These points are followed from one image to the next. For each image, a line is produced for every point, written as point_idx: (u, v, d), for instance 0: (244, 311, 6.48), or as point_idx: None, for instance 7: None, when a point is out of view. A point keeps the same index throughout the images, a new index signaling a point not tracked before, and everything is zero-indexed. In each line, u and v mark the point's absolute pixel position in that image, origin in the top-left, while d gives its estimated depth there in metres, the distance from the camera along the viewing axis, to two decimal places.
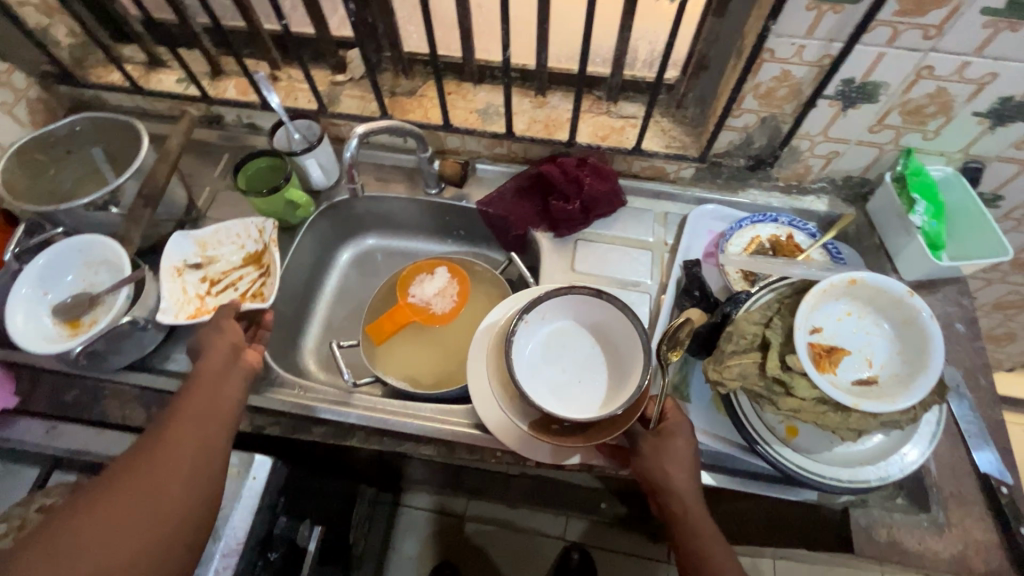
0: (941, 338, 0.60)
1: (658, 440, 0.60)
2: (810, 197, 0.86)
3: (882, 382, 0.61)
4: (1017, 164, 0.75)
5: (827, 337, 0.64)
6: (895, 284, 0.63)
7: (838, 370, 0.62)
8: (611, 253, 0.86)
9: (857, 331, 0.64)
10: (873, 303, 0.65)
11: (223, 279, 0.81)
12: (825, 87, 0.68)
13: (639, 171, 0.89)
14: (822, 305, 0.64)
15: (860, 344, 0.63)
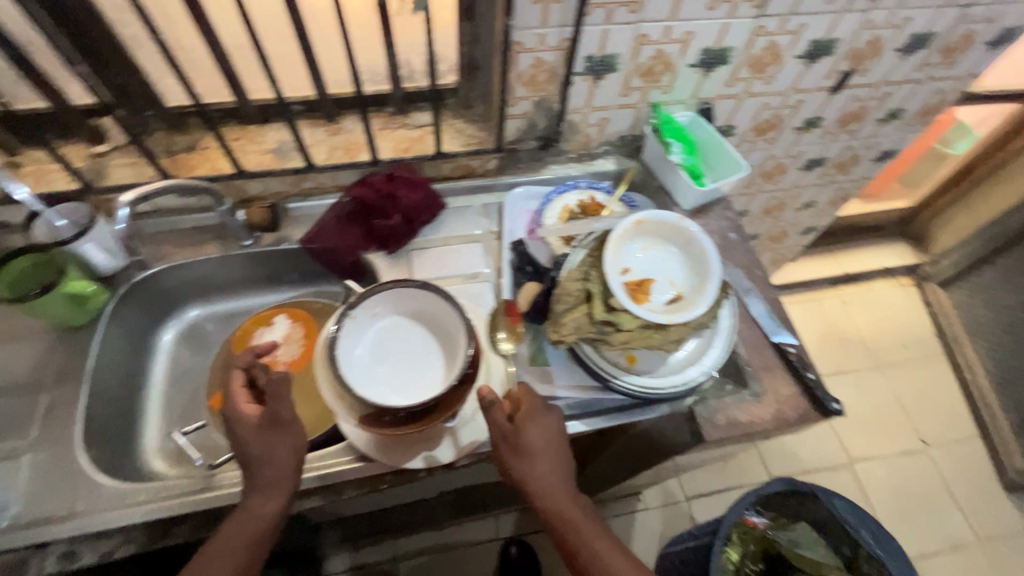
0: (712, 247, 0.73)
1: (513, 436, 0.64)
2: (599, 160, 0.99)
3: (687, 296, 0.72)
4: (733, 99, 0.93)
5: (635, 273, 0.74)
6: (668, 214, 0.75)
7: (652, 297, 0.72)
8: (445, 254, 0.89)
9: (656, 261, 0.75)
10: (659, 235, 0.76)
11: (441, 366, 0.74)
12: (574, 64, 0.78)
13: (450, 173, 0.94)
14: (623, 248, 0.74)
15: (662, 271, 0.74)
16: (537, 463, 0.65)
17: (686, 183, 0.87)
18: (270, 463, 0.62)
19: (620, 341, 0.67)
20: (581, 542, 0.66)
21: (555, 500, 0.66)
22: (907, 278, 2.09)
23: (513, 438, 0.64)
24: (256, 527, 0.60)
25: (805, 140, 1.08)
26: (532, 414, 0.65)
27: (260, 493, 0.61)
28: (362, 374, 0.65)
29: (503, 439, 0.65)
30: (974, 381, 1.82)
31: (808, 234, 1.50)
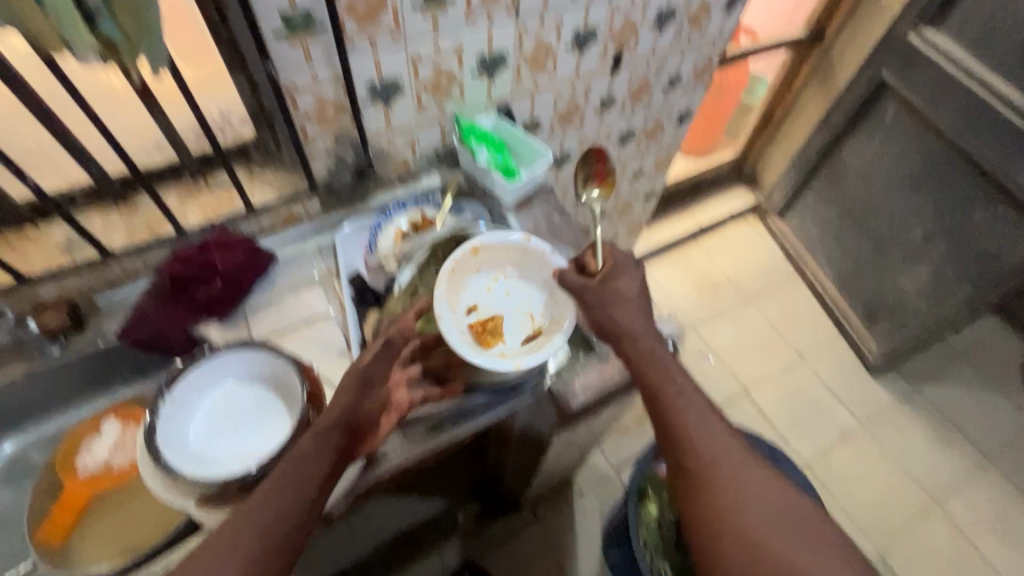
0: (560, 263, 0.78)
1: (603, 293, 0.72)
2: (424, 177, 1.00)
3: (544, 329, 0.77)
4: (527, 95, 1.00)
5: (484, 311, 0.78)
6: (511, 238, 0.79)
7: (505, 337, 0.76)
8: (285, 305, 0.87)
9: (508, 292, 0.80)
10: (508, 264, 0.81)
11: None
12: (356, 92, 0.80)
13: (274, 223, 0.92)
14: (464, 286, 0.78)
15: (514, 301, 0.79)
16: (631, 319, 0.71)
17: (499, 181, 0.92)
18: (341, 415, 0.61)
19: (440, 352, 0.71)
20: (686, 432, 0.69)
21: (654, 363, 0.70)
22: (752, 216, 2.34)
23: (604, 291, 0.72)
24: (310, 470, 0.57)
25: (608, 118, 1.19)
26: (618, 270, 0.73)
27: (318, 432, 0.59)
28: (197, 457, 0.61)
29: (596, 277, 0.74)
30: (824, 289, 2.08)
31: (650, 199, 1.64)
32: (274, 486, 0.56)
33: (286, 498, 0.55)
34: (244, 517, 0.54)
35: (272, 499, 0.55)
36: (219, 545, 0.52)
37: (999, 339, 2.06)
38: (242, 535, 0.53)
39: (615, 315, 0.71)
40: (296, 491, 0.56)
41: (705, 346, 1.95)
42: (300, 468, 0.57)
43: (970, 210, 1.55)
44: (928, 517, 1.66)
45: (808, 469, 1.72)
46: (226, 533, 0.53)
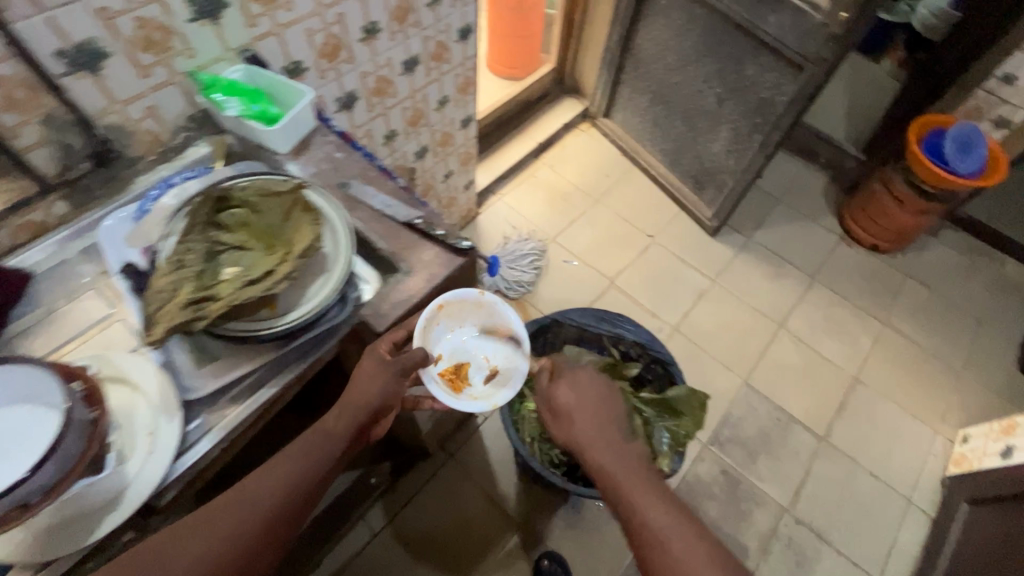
0: (510, 313, 1.05)
1: (567, 423, 0.94)
2: (190, 149, 0.93)
3: (498, 365, 1.07)
4: (272, 36, 0.94)
5: (449, 358, 1.03)
6: (468, 294, 0.97)
7: (469, 378, 1.03)
8: (60, 319, 0.78)
9: (465, 337, 1.05)
10: (460, 313, 1.02)
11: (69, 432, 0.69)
12: (43, 65, 0.71)
13: (16, 238, 0.82)
14: (436, 339, 0.99)
15: (474, 349, 1.07)
16: (573, 415, 0.93)
17: (256, 128, 0.87)
18: (359, 395, 0.77)
19: (216, 309, 0.66)
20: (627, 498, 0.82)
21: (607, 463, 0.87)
22: (585, 123, 2.44)
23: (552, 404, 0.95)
24: (329, 441, 0.75)
25: (380, 47, 1.16)
26: (560, 399, 0.96)
27: (337, 415, 0.77)
28: None
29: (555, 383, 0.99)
30: (659, 172, 2.25)
31: (468, 125, 1.65)
32: (300, 455, 0.73)
33: (306, 462, 0.73)
34: (263, 477, 0.70)
35: (293, 468, 0.72)
36: (226, 503, 0.67)
37: (805, 175, 2.37)
38: (259, 486, 0.69)
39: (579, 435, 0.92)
40: (317, 461, 0.74)
41: (568, 253, 2.06)
42: (322, 441, 0.75)
43: (743, 64, 1.73)
44: (777, 338, 1.93)
45: (678, 332, 1.92)
46: (233, 495, 0.68)
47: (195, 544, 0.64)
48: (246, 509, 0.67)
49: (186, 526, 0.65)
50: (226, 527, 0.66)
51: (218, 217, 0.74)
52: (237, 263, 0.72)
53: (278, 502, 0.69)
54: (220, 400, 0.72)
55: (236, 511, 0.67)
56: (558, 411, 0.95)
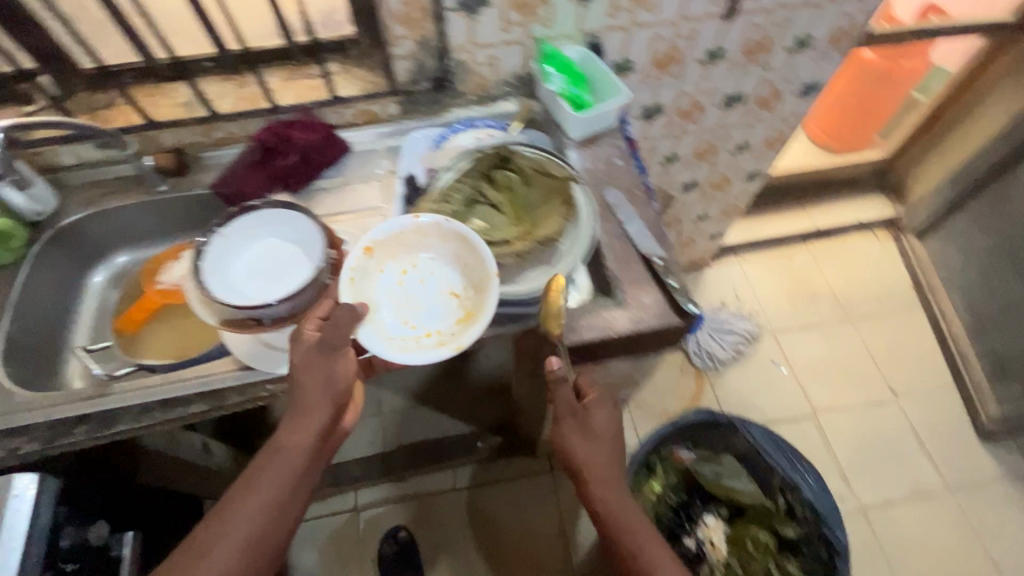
0: (460, 227, 0.72)
1: (581, 420, 0.76)
2: (500, 101, 1.01)
3: (472, 297, 0.72)
4: (621, 31, 0.95)
5: (406, 304, 0.72)
6: (399, 219, 0.73)
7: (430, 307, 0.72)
8: (347, 194, 0.95)
9: (420, 281, 0.74)
10: (400, 247, 0.74)
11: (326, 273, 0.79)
12: (443, 0, 0.83)
13: (354, 119, 0.99)
14: (373, 288, 0.72)
15: (433, 287, 0.73)
16: (599, 469, 0.74)
17: (566, 111, 0.91)
18: (307, 401, 0.65)
19: (451, 253, 0.72)
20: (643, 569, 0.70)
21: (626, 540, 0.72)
22: (885, 231, 2.03)
23: (583, 417, 0.76)
24: (295, 457, 0.65)
25: (713, 74, 1.09)
26: (598, 400, 0.76)
27: (295, 431, 0.65)
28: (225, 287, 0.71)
29: (569, 417, 0.76)
30: (949, 330, 1.77)
31: (752, 180, 1.49)
32: (271, 465, 0.65)
33: (277, 478, 0.65)
34: (248, 486, 0.64)
35: (271, 478, 0.65)
36: (228, 502, 0.64)
37: None
38: (235, 508, 0.63)
39: (602, 491, 0.73)
40: (287, 474, 0.65)
41: (782, 356, 1.78)
42: (289, 459, 0.65)
43: None
44: None
45: (863, 516, 1.53)
46: (241, 488, 0.65)
47: (219, 555, 0.61)
48: (257, 500, 0.64)
49: (201, 530, 0.63)
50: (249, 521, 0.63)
51: (492, 172, 0.79)
52: (486, 220, 0.77)
53: (254, 523, 0.63)
54: None
55: (246, 506, 0.63)
56: (586, 468, 0.74)
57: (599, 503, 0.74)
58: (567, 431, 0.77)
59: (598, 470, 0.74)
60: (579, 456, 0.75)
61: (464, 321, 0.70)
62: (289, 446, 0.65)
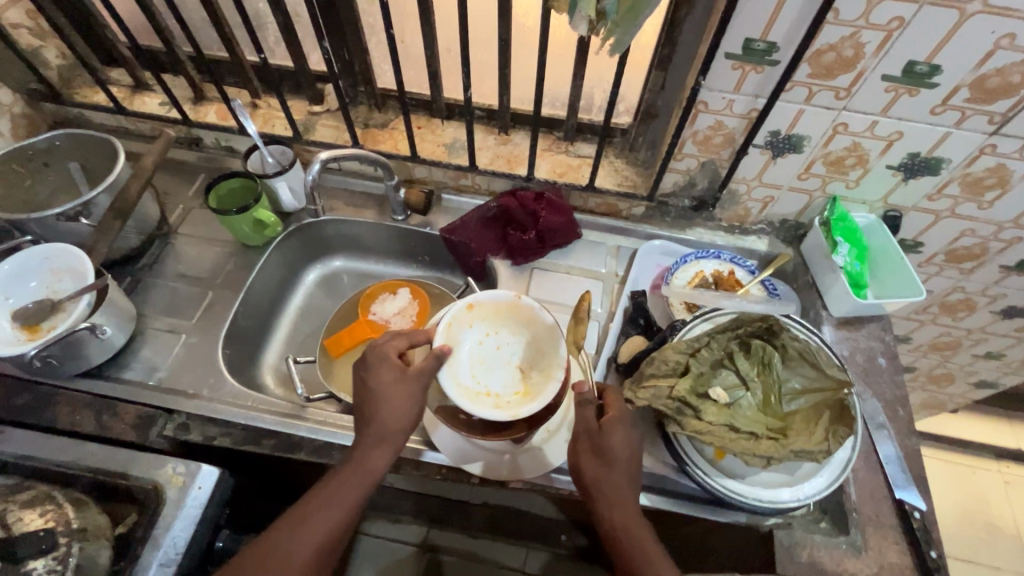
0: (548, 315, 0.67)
1: (597, 439, 0.61)
2: (751, 236, 0.92)
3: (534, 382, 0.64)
4: (931, 215, 0.82)
5: (477, 368, 0.67)
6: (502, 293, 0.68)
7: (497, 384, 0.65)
8: (565, 283, 0.90)
9: (500, 348, 0.69)
10: (492, 317, 0.69)
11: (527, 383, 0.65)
12: (755, 137, 0.76)
13: (594, 208, 0.95)
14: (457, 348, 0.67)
15: (505, 358, 0.68)
16: (619, 500, 0.60)
17: (844, 289, 0.80)
18: (378, 423, 0.59)
19: (692, 425, 0.63)
20: None
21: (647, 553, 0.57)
22: None
23: (598, 437, 0.61)
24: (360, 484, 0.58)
25: (1011, 285, 0.91)
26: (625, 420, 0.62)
27: (367, 454, 0.59)
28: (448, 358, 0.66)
29: (586, 438, 0.62)
30: None
31: (980, 389, 1.25)
32: (335, 491, 0.58)
33: (337, 505, 0.57)
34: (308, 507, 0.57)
35: (330, 508, 0.57)
36: (279, 532, 0.56)
37: None
38: (295, 530, 0.56)
39: (618, 484, 0.60)
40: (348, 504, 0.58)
41: None
42: (351, 484, 0.58)
43: None
44: None
45: None
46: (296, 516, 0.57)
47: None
48: (310, 532, 0.56)
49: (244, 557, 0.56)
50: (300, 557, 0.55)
51: (751, 340, 0.70)
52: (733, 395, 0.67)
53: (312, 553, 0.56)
54: None
55: (298, 539, 0.55)
56: (600, 487, 0.60)
57: (609, 512, 0.59)
58: (582, 451, 0.63)
59: (610, 489, 0.60)
60: (597, 481, 0.60)
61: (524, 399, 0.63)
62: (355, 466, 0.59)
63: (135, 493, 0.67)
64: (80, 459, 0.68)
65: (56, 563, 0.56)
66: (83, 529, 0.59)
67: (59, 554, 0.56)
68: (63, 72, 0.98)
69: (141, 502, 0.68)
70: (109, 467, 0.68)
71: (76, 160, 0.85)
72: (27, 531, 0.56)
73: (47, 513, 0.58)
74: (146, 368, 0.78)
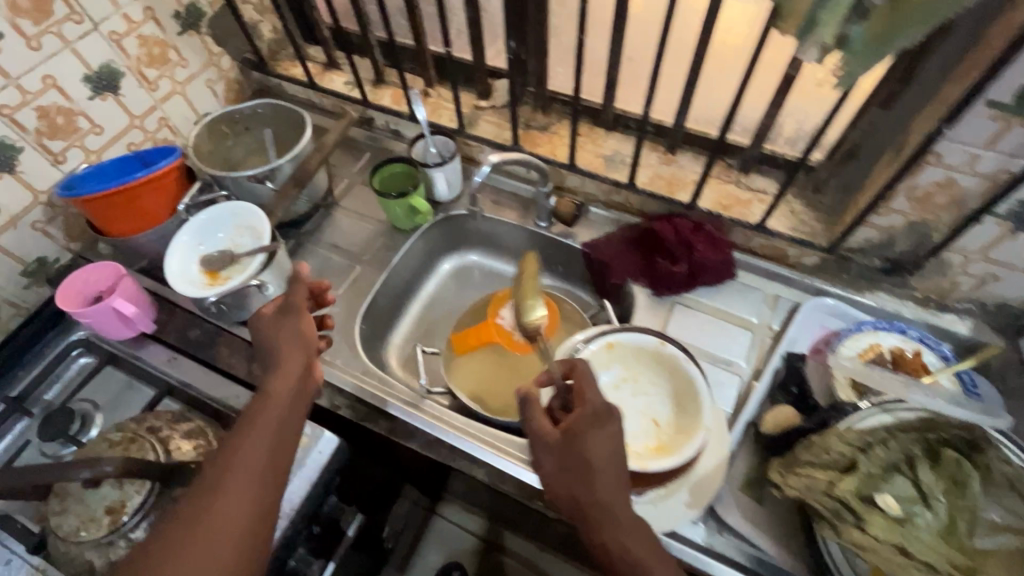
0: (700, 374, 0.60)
1: (574, 440, 0.53)
2: (948, 314, 0.77)
3: (672, 439, 0.59)
4: None
5: (610, 407, 0.63)
6: (647, 337, 0.63)
7: (630, 432, 0.61)
8: (708, 326, 0.82)
9: (637, 399, 0.63)
10: (635, 361, 0.64)
11: (665, 439, 0.59)
12: (996, 204, 0.62)
13: (756, 248, 0.85)
14: None
15: (642, 405, 0.63)
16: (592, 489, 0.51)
17: None
18: (281, 359, 0.64)
19: (850, 535, 0.54)
20: None
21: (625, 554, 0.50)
22: None
23: (568, 444, 0.53)
24: (291, 409, 0.61)
25: None
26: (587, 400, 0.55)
27: (279, 378, 0.63)
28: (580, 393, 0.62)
29: (551, 452, 0.54)
30: None
31: None
32: (263, 421, 0.59)
33: (274, 430, 0.58)
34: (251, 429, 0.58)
35: (263, 438, 0.58)
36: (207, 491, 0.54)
37: None
38: (235, 469, 0.55)
39: (568, 485, 0.53)
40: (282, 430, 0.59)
41: None
42: (279, 405, 0.60)
43: None
44: None
45: None
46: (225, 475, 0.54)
47: (208, 546, 0.51)
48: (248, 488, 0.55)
49: (174, 522, 0.52)
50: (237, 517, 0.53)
51: (943, 449, 0.58)
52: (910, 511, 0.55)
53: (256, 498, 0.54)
54: (732, 545, 0.64)
55: (235, 492, 0.54)
56: (592, 508, 0.51)
57: (603, 534, 0.51)
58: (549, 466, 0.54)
59: (597, 502, 0.51)
60: (590, 502, 0.51)
61: (661, 456, 0.57)
62: (272, 394, 0.61)
63: None
64: (229, 399, 0.75)
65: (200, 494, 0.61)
66: None
67: None
68: (272, 45, 1.08)
69: None
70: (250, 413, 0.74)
71: (271, 127, 0.94)
72: (181, 461, 0.62)
73: (199, 446, 0.64)
74: None
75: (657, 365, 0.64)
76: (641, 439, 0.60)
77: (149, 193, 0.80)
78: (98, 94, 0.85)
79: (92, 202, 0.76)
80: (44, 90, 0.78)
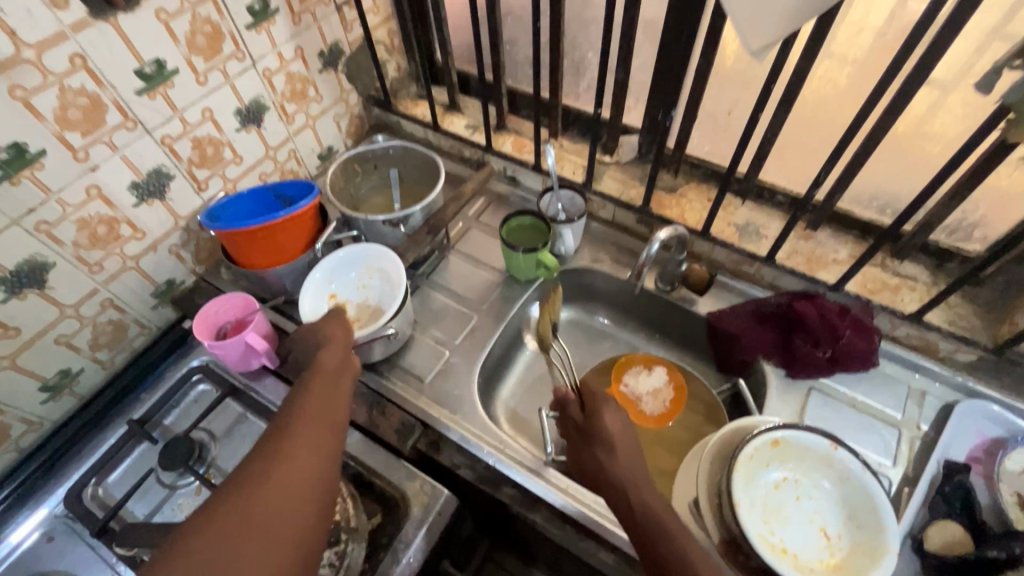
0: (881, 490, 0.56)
1: (585, 426, 0.64)
2: None
3: (849, 557, 0.54)
4: None
5: (772, 508, 0.58)
6: (819, 439, 0.59)
7: (797, 542, 0.56)
8: (849, 418, 0.76)
9: (801, 502, 0.58)
10: (798, 461, 0.60)
11: (837, 555, 0.55)
12: None
13: (902, 337, 0.80)
14: (755, 484, 0.58)
15: (807, 510, 0.58)
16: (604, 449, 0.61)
17: None
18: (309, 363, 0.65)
19: None
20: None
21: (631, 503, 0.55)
22: None
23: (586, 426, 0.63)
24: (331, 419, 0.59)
25: None
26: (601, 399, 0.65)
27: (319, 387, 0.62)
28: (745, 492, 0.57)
29: (576, 432, 0.65)
30: None
31: None
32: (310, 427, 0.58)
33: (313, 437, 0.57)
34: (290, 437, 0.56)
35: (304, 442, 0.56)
36: (258, 480, 0.52)
37: None
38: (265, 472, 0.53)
39: (587, 456, 0.62)
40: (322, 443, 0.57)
41: None
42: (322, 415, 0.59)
43: None
44: None
45: None
46: (282, 455, 0.54)
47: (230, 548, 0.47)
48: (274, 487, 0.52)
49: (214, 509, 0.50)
50: (286, 504, 0.51)
51: None
52: None
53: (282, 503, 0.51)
54: None
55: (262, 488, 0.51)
56: (607, 474, 0.59)
57: (625, 492, 0.57)
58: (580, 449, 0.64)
59: (618, 469, 0.59)
60: (603, 468, 0.59)
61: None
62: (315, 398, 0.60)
63: (387, 497, 0.71)
64: (349, 445, 0.74)
65: (336, 558, 0.65)
66: (357, 530, 0.67)
67: (338, 550, 0.66)
68: (396, 83, 1.10)
69: (387, 504, 0.71)
70: (375, 464, 0.73)
71: (398, 168, 0.95)
72: None
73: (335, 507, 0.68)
74: (412, 374, 0.83)
75: (824, 470, 0.59)
76: (812, 552, 0.55)
77: (282, 231, 0.80)
78: (244, 127, 0.87)
79: (230, 233, 0.77)
80: (202, 122, 0.80)
